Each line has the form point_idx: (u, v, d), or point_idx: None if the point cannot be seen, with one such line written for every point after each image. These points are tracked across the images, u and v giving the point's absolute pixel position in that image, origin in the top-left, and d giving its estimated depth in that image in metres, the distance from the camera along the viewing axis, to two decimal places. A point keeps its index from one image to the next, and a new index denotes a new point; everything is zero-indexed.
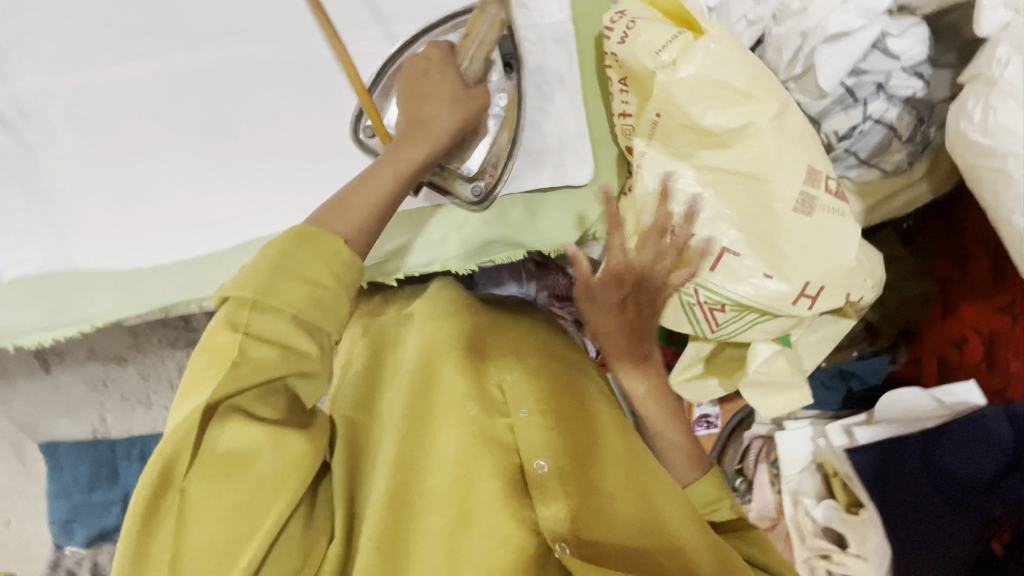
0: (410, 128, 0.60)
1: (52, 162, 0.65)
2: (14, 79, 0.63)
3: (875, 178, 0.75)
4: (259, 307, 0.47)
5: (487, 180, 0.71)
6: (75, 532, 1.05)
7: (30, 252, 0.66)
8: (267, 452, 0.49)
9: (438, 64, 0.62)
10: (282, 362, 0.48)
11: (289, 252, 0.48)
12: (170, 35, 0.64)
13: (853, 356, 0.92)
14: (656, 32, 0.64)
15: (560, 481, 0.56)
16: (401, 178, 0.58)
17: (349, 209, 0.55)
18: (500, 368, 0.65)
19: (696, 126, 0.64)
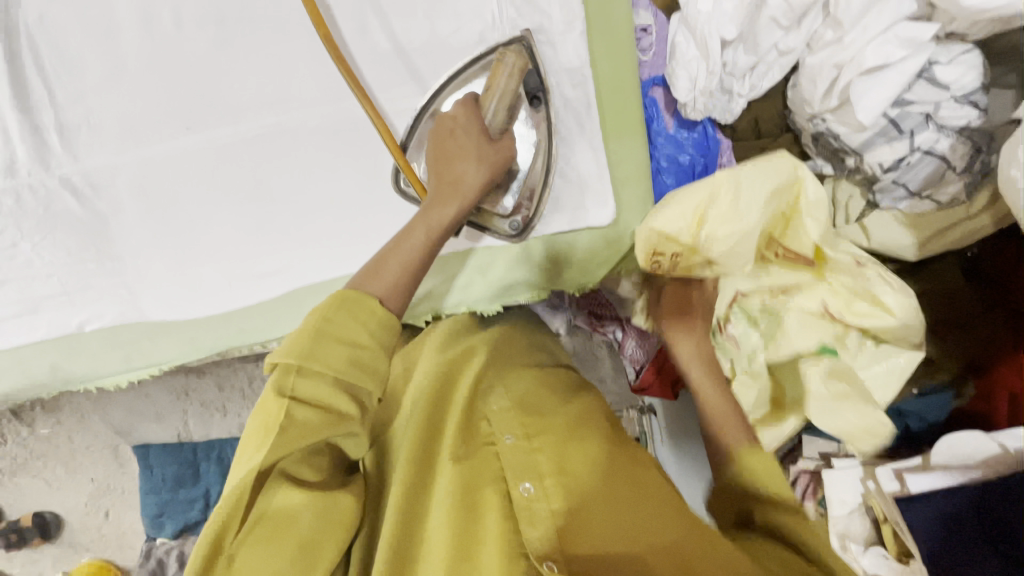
0: (441, 186, 0.63)
1: (119, 227, 0.73)
2: (84, 157, 0.70)
3: (928, 210, 0.70)
4: (304, 372, 0.49)
5: (524, 215, 0.73)
6: (165, 524, 1.16)
7: (106, 306, 0.75)
8: (307, 514, 0.53)
9: (465, 122, 0.64)
10: (325, 426, 0.49)
11: (330, 317, 0.51)
12: (215, 109, 0.70)
13: (913, 393, 0.83)
14: (689, 199, 0.70)
15: (546, 501, 0.58)
16: (431, 241, 0.61)
17: (382, 271, 0.57)
18: (487, 396, 0.67)
19: (731, 252, 0.71)
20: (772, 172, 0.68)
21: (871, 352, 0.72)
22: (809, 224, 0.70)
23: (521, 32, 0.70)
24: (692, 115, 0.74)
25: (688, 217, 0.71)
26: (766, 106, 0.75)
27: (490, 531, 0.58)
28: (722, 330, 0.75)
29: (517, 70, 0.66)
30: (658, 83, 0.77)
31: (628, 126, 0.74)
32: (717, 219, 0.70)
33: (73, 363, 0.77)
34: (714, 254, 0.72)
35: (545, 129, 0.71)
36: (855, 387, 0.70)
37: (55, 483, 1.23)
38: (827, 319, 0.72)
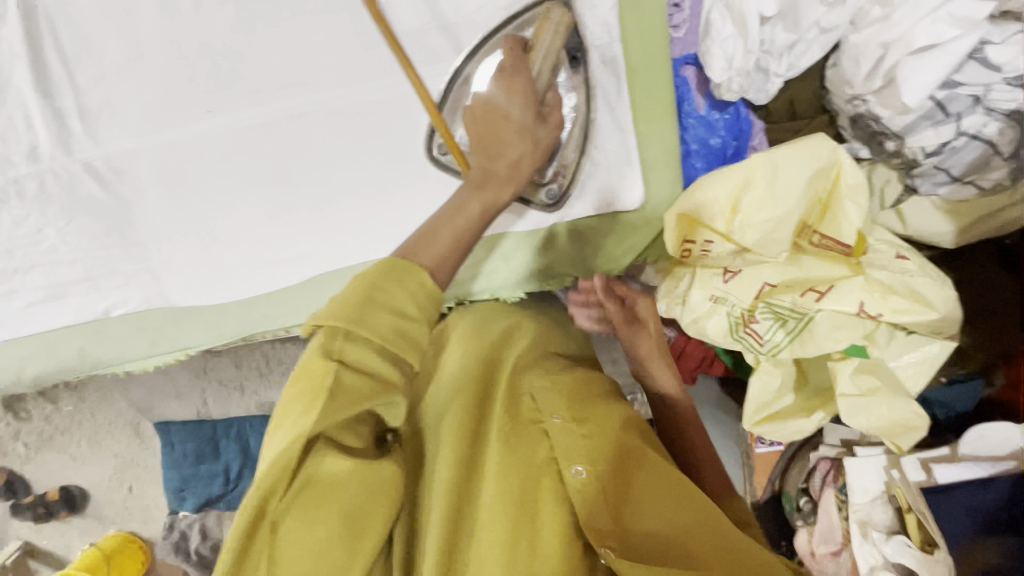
0: (487, 162, 0.61)
1: (142, 212, 0.72)
2: (105, 140, 0.70)
3: (970, 197, 0.68)
4: (352, 337, 0.44)
5: (561, 183, 0.72)
6: (187, 498, 1.19)
7: (132, 292, 0.75)
8: (351, 484, 0.49)
9: (510, 94, 0.62)
10: (376, 396, 0.46)
11: (378, 284, 0.46)
12: (235, 91, 0.68)
13: (941, 381, 0.82)
14: (724, 182, 0.68)
15: (600, 486, 0.56)
16: (484, 214, 0.58)
17: (430, 244, 0.53)
18: (530, 381, 0.66)
19: (765, 243, 0.70)
20: (812, 155, 0.66)
21: (899, 342, 0.73)
22: (849, 212, 0.68)
23: None
24: (725, 97, 0.70)
25: (722, 200, 0.69)
26: (804, 86, 0.72)
27: (545, 514, 0.57)
28: (747, 325, 0.73)
29: (561, 32, 0.64)
30: (690, 61, 0.73)
31: (658, 107, 0.72)
32: (759, 204, 0.68)
33: (102, 346, 0.78)
34: (746, 242, 0.70)
35: (583, 92, 0.70)
36: (883, 381, 0.72)
37: (80, 457, 1.25)
38: (859, 316, 0.69)
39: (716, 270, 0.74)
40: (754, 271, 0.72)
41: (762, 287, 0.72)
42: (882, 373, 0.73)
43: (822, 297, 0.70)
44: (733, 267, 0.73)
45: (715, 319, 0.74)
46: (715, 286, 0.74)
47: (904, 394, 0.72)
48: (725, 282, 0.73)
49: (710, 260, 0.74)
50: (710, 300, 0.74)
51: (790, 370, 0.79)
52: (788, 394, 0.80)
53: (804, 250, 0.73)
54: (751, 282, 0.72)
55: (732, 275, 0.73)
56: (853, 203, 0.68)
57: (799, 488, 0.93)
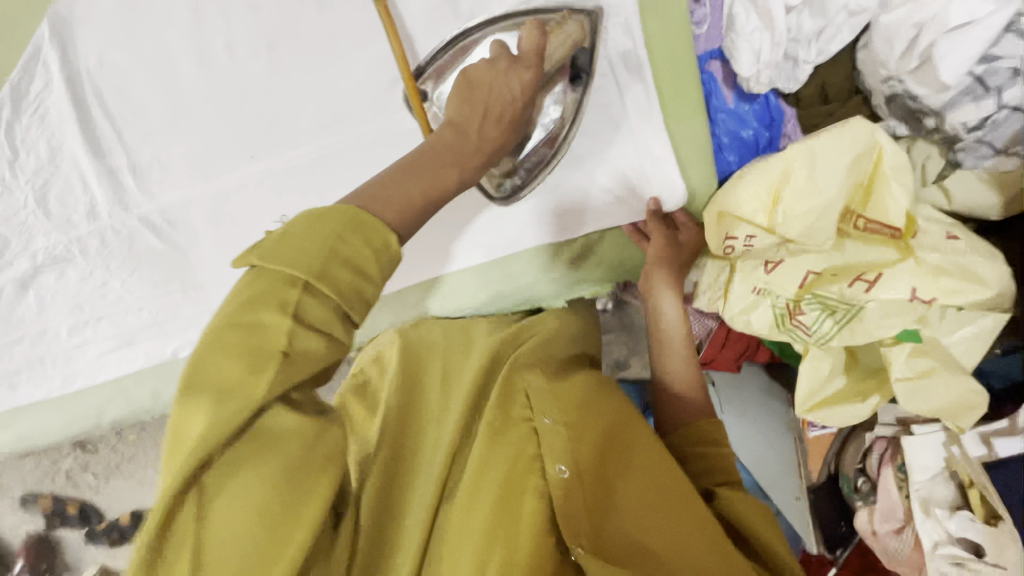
0: (456, 125, 0.58)
1: (198, 258, 0.76)
2: (156, 193, 0.73)
3: (1015, 167, 0.66)
4: (309, 291, 0.43)
5: (515, 182, 0.74)
6: None
7: (195, 333, 0.79)
8: (303, 445, 0.46)
9: (503, 75, 0.61)
10: (329, 353, 0.45)
11: (343, 237, 0.45)
12: (276, 134, 0.71)
13: (993, 353, 0.80)
14: (764, 175, 0.71)
15: (581, 485, 0.57)
16: (458, 184, 0.56)
17: (391, 196, 0.50)
18: (527, 377, 0.68)
19: (812, 231, 0.70)
20: (850, 139, 0.67)
21: (952, 318, 0.72)
22: (894, 192, 0.69)
23: (592, 7, 0.68)
24: (752, 89, 0.70)
25: (762, 197, 0.72)
26: (834, 70, 0.72)
27: (524, 508, 0.58)
28: (793, 317, 0.74)
29: (573, 45, 0.67)
30: (715, 56, 0.73)
31: (688, 107, 0.72)
32: (801, 192, 0.69)
33: (172, 388, 0.82)
34: (790, 233, 0.71)
35: (569, 107, 0.70)
36: (939, 361, 0.73)
37: (147, 483, 1.31)
38: (912, 302, 0.70)
39: (759, 261, 0.74)
40: (797, 260, 0.72)
41: (807, 275, 0.73)
42: (939, 354, 0.73)
43: (873, 285, 0.70)
44: (774, 258, 0.73)
45: (760, 310, 0.75)
46: (758, 278, 0.74)
47: (960, 370, 0.73)
48: (767, 273, 0.74)
49: (756, 253, 0.75)
50: (754, 293, 0.75)
51: (839, 354, 0.79)
52: (838, 377, 0.80)
53: (855, 236, 0.72)
54: (795, 271, 0.73)
55: (774, 267, 0.73)
56: (896, 184, 0.68)
57: (856, 468, 0.93)
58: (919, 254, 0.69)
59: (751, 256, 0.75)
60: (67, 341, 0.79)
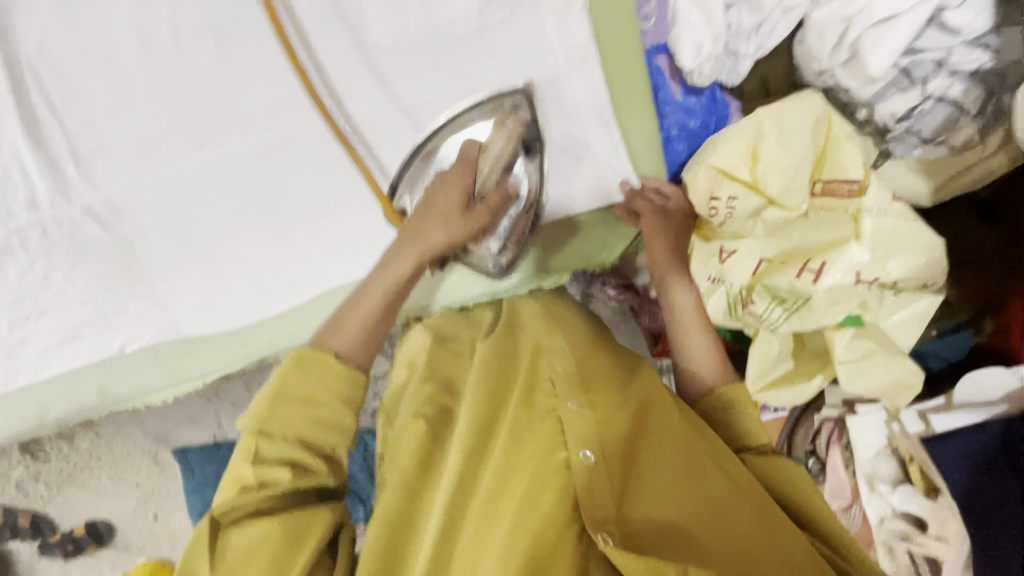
0: (404, 242, 0.63)
1: (145, 249, 0.74)
2: (101, 183, 0.71)
3: (942, 156, 0.70)
4: (264, 436, 0.54)
5: (509, 256, 0.73)
6: None
7: (144, 326, 0.77)
8: (280, 539, 0.53)
9: (450, 185, 0.63)
10: (292, 480, 0.54)
11: (286, 380, 0.55)
12: (225, 122, 0.70)
13: (931, 335, 0.86)
14: (737, 137, 0.71)
15: (607, 471, 0.59)
16: (387, 301, 0.63)
17: (341, 328, 0.60)
18: (551, 361, 0.67)
19: (791, 188, 0.72)
20: (806, 104, 0.70)
21: (889, 302, 0.75)
22: (849, 152, 0.71)
23: (523, 84, 0.69)
24: (696, 82, 0.73)
25: (740, 155, 0.72)
26: (773, 64, 0.74)
27: (546, 496, 0.60)
28: (746, 306, 0.77)
29: (515, 136, 0.66)
30: (661, 51, 0.75)
31: (637, 98, 0.74)
32: (773, 151, 0.71)
33: (121, 382, 0.80)
34: (771, 190, 0.72)
35: (533, 181, 0.70)
36: (878, 343, 0.76)
37: (103, 491, 1.27)
38: (857, 284, 0.74)
39: (719, 243, 0.77)
40: (745, 249, 0.75)
41: (759, 263, 0.75)
42: (881, 336, 0.76)
43: (819, 276, 0.73)
44: (728, 247, 0.76)
45: (716, 298, 0.77)
46: (713, 267, 0.77)
47: (898, 353, 0.76)
48: (722, 262, 0.76)
49: (736, 219, 0.75)
50: (709, 282, 0.77)
51: (787, 337, 0.81)
52: (787, 360, 0.83)
53: (816, 207, 0.74)
54: (744, 259, 0.75)
55: (727, 257, 0.76)
56: (850, 147, 0.70)
57: (806, 451, 0.94)
58: (865, 229, 0.72)
59: (732, 221, 0.76)
60: (7, 338, 0.76)
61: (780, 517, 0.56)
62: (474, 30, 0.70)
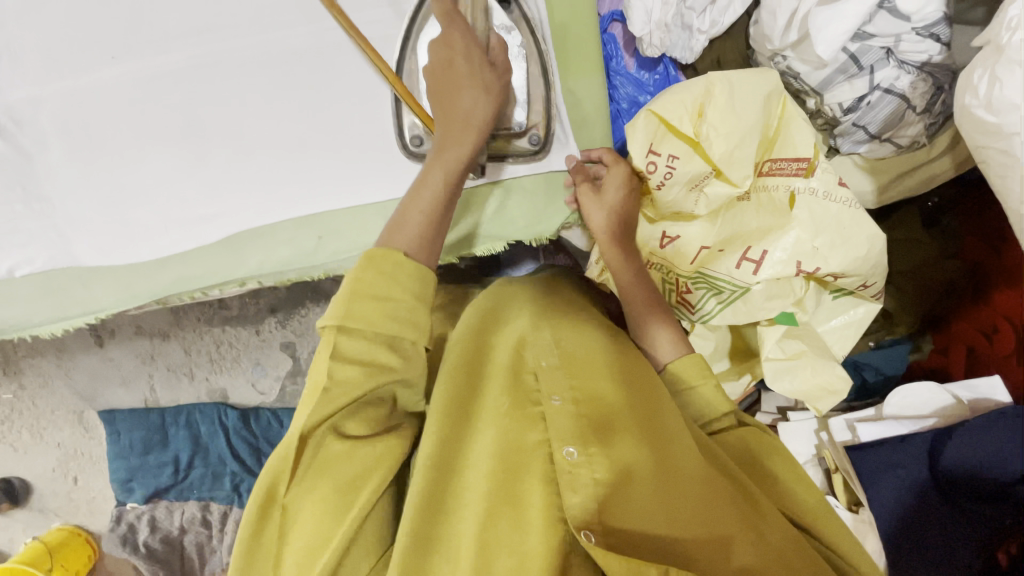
0: (450, 126, 0.62)
1: (47, 167, 0.69)
2: (5, 90, 0.67)
3: (888, 154, 0.68)
4: (344, 331, 0.50)
5: (541, 126, 0.70)
6: (135, 490, 1.13)
7: (36, 253, 0.71)
8: (353, 463, 0.51)
9: (461, 52, 0.62)
10: (366, 379, 0.50)
11: (360, 278, 0.52)
12: (142, 38, 0.66)
13: (869, 346, 0.84)
14: (686, 95, 0.65)
15: (592, 471, 0.49)
16: (449, 183, 0.61)
17: (404, 227, 0.58)
18: (536, 350, 0.59)
19: (735, 155, 0.66)
20: (762, 74, 0.65)
21: (828, 305, 0.75)
22: (801, 130, 0.67)
23: None
24: (647, 53, 0.70)
25: (687, 111, 0.65)
26: (729, 45, 0.72)
27: (529, 498, 0.51)
28: (681, 295, 0.76)
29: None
30: (617, 19, 0.74)
31: (585, 63, 0.71)
32: (718, 114, 0.65)
33: (7, 311, 0.74)
34: (714, 152, 0.66)
35: (525, 29, 0.69)
36: (810, 345, 0.74)
37: (22, 448, 1.19)
38: (796, 277, 0.70)
39: (659, 228, 0.73)
40: (688, 238, 0.72)
41: (698, 252, 0.73)
42: (813, 336, 0.74)
43: (759, 267, 0.70)
44: (670, 233, 0.73)
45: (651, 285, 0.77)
46: (650, 250, 0.74)
47: (830, 358, 0.74)
48: (661, 247, 0.74)
49: (675, 181, 0.67)
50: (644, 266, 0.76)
51: (724, 333, 0.81)
52: (722, 359, 0.82)
53: (758, 188, 0.70)
54: (685, 250, 0.73)
55: (666, 245, 0.74)
56: (803, 125, 0.67)
57: None
58: (798, 210, 0.68)
59: (670, 184, 0.68)
60: None
61: (791, 538, 0.50)
62: None
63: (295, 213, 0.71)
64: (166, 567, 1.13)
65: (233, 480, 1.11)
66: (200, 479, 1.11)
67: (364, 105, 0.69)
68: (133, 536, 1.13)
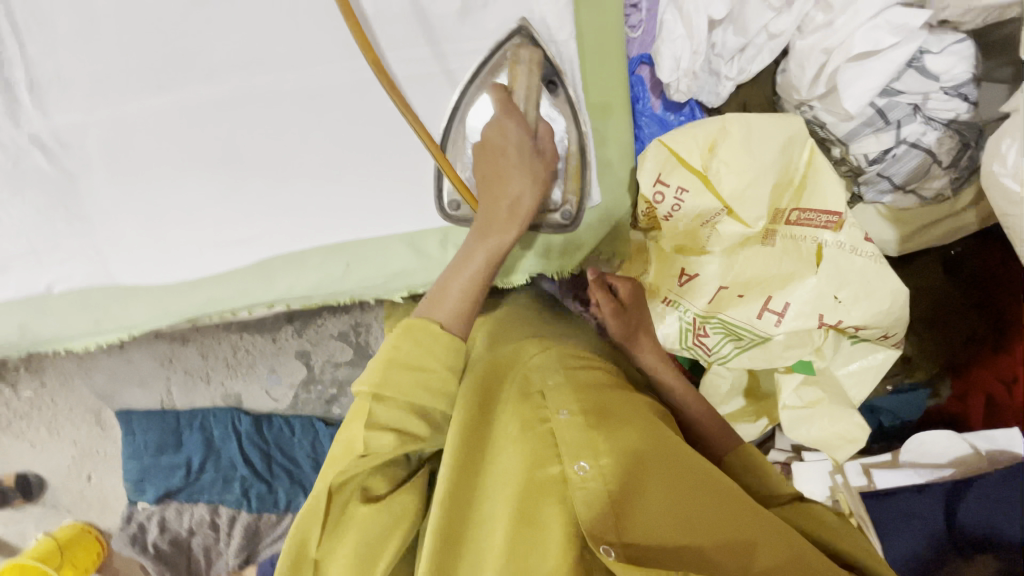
0: (495, 211, 0.65)
1: (88, 187, 0.71)
2: (51, 112, 0.69)
3: (913, 205, 0.69)
4: (379, 400, 0.51)
5: (575, 203, 0.72)
6: (147, 489, 1.15)
7: (74, 268, 0.73)
8: (380, 516, 0.53)
9: (514, 143, 0.65)
10: (399, 446, 0.53)
11: (399, 346, 0.53)
12: (187, 68, 0.69)
13: (886, 390, 0.84)
14: (696, 137, 0.67)
15: (603, 487, 0.50)
16: (489, 267, 0.63)
17: (443, 300, 0.59)
18: (539, 370, 0.60)
19: (748, 194, 0.67)
20: (783, 121, 0.66)
21: (845, 351, 0.74)
22: (827, 180, 0.67)
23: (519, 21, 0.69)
24: (674, 97, 0.71)
25: (696, 146, 0.67)
26: (755, 91, 0.73)
27: (547, 516, 0.51)
28: (698, 336, 0.75)
29: (536, 71, 0.68)
30: (645, 61, 0.75)
31: (613, 104, 0.72)
32: (730, 156, 0.66)
33: (41, 321, 0.76)
34: (722, 188, 0.67)
35: (567, 111, 0.70)
36: (828, 392, 0.75)
37: (39, 445, 1.21)
38: (817, 328, 0.70)
39: (685, 265, 0.74)
40: (707, 276, 0.73)
41: (717, 292, 0.73)
42: (834, 384, 0.75)
43: (781, 318, 0.70)
44: (689, 270, 0.74)
45: (668, 324, 0.76)
46: (669, 289, 0.76)
47: (846, 406, 0.74)
48: (680, 285, 0.75)
49: (683, 214, 0.70)
50: (664, 304, 0.77)
51: (741, 373, 0.81)
52: (736, 397, 0.83)
53: (783, 234, 0.71)
54: (703, 289, 0.73)
55: (687, 282, 0.74)
56: (828, 173, 0.67)
57: None
58: (825, 263, 0.68)
59: (678, 215, 0.70)
60: None
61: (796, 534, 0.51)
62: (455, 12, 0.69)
63: (324, 238, 0.73)
64: (173, 568, 1.15)
65: (244, 485, 1.13)
66: (210, 482, 1.14)
67: (396, 139, 0.71)
68: (143, 536, 1.15)
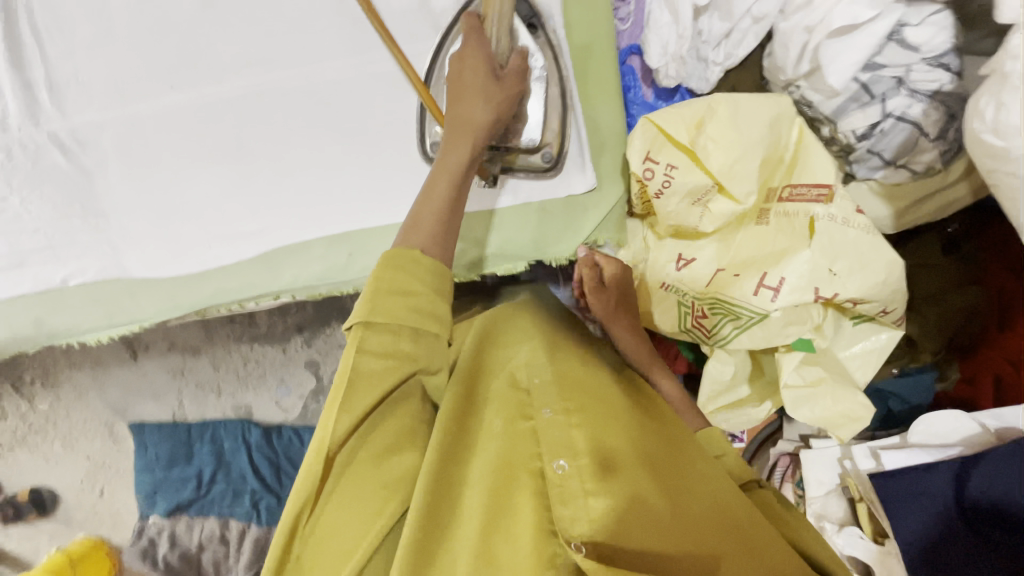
0: (452, 131, 0.64)
1: (103, 182, 0.75)
2: (71, 113, 0.73)
3: (906, 181, 0.70)
4: (370, 328, 0.50)
5: (555, 144, 0.72)
6: (158, 502, 1.16)
7: (89, 262, 0.76)
8: (372, 475, 0.54)
9: (471, 64, 0.65)
10: (391, 373, 0.51)
11: (380, 276, 0.52)
12: (198, 68, 0.73)
13: (892, 373, 0.83)
14: (683, 120, 0.69)
15: (583, 483, 0.51)
16: (455, 188, 0.63)
17: (419, 225, 0.60)
18: (528, 371, 0.62)
19: (740, 168, 0.68)
20: (771, 100, 0.68)
21: (848, 332, 0.75)
22: (815, 156, 0.70)
23: None
24: (664, 82, 0.74)
25: (685, 127, 0.69)
26: (744, 76, 0.75)
27: (525, 512, 0.52)
28: (696, 318, 0.76)
29: None
30: (635, 51, 0.78)
31: (605, 92, 0.75)
32: (720, 132, 0.68)
33: (57, 318, 0.79)
34: (711, 165, 0.68)
35: (549, 53, 0.71)
36: (828, 370, 0.75)
37: (53, 458, 1.23)
38: (815, 304, 0.71)
39: (681, 250, 0.76)
40: (704, 259, 0.75)
41: (715, 274, 0.74)
42: (834, 363, 0.75)
43: (777, 293, 0.70)
44: (687, 254, 0.75)
45: (667, 308, 0.78)
46: (667, 273, 0.76)
47: (849, 385, 0.74)
48: (677, 269, 0.76)
49: (673, 191, 0.70)
50: (662, 288, 0.77)
51: (742, 358, 0.80)
52: (742, 385, 0.82)
53: (777, 213, 0.72)
54: (701, 272, 0.75)
55: (685, 266, 0.75)
56: (817, 150, 0.70)
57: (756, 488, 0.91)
58: (818, 236, 0.69)
59: (668, 194, 0.71)
60: None
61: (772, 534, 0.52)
62: (450, 7, 0.72)
63: (328, 228, 0.75)
64: None
65: (252, 498, 1.12)
66: (220, 494, 1.14)
67: (396, 129, 0.74)
68: (155, 549, 1.16)
